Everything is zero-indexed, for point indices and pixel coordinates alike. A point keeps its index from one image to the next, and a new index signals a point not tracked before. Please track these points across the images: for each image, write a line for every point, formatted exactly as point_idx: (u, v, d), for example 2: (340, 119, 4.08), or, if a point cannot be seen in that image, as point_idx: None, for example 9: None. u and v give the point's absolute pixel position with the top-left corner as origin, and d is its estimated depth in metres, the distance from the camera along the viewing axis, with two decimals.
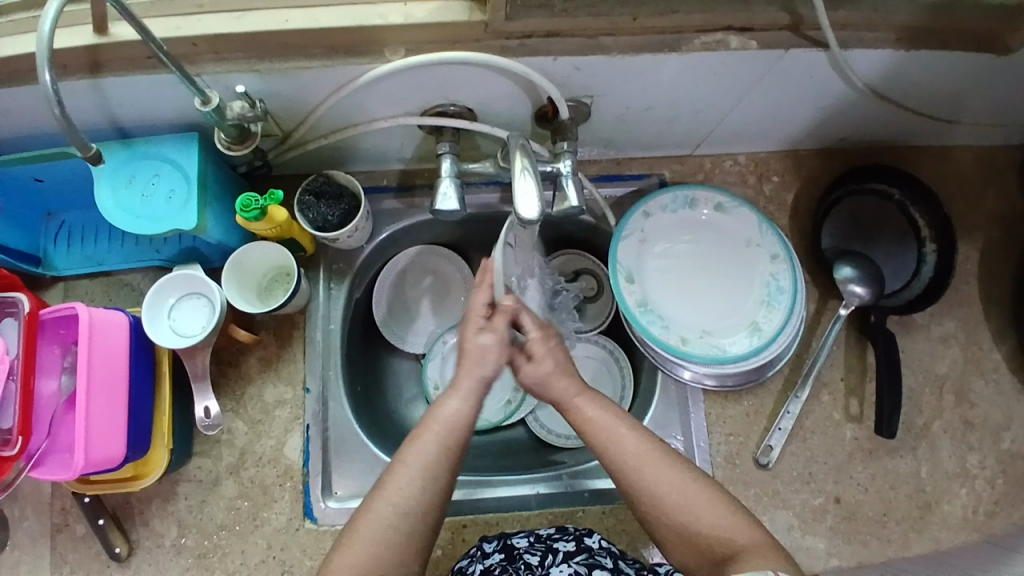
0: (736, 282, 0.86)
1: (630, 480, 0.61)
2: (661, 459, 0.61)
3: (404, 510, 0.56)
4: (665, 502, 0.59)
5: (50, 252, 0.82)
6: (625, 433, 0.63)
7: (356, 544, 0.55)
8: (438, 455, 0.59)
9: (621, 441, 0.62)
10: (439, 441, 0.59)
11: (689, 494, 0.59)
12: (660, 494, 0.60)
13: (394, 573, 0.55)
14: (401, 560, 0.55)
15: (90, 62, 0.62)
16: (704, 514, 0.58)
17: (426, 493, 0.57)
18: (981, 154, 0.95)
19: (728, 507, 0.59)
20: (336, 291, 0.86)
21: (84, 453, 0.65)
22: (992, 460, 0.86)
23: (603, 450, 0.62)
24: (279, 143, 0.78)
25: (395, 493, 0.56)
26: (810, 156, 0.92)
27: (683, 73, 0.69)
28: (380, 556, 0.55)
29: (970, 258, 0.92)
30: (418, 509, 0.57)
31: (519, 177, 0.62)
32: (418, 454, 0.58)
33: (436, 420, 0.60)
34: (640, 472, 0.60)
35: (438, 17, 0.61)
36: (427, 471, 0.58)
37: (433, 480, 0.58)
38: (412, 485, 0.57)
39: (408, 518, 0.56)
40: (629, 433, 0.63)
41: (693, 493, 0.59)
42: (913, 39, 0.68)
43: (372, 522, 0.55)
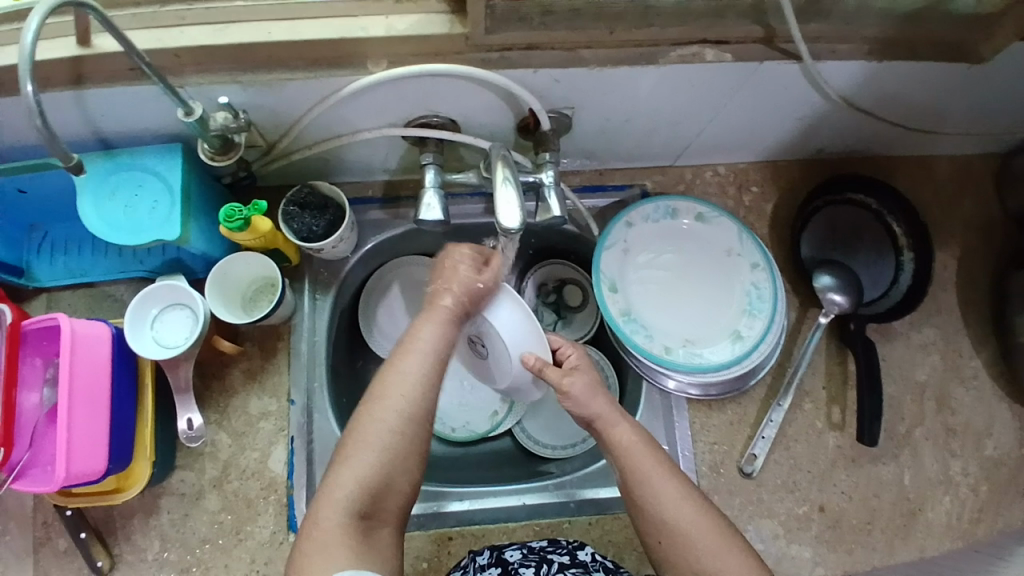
0: (718, 290, 0.87)
1: (658, 520, 0.63)
2: (693, 502, 0.63)
3: (404, 416, 0.61)
4: (693, 550, 0.61)
5: (33, 264, 0.82)
6: (664, 475, 0.64)
7: (360, 453, 0.60)
8: (431, 366, 0.64)
9: (662, 486, 0.64)
10: (431, 349, 0.65)
11: (717, 545, 0.61)
12: (688, 539, 0.62)
13: (399, 476, 0.61)
14: (402, 463, 0.61)
15: (74, 74, 0.63)
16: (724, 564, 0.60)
17: (423, 399, 0.63)
18: (957, 164, 0.97)
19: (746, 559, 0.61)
20: (322, 302, 0.87)
21: (66, 466, 0.64)
22: (973, 467, 0.87)
23: (637, 482, 0.64)
24: (264, 154, 0.78)
25: (396, 401, 0.62)
26: (790, 167, 0.94)
27: (661, 85, 0.70)
28: (379, 456, 0.60)
29: (947, 266, 0.94)
30: (418, 415, 0.62)
31: (499, 187, 0.63)
32: (401, 378, 0.63)
33: (416, 344, 0.65)
34: (672, 515, 0.62)
35: (419, 29, 0.62)
36: (424, 382, 0.63)
37: (428, 384, 0.63)
38: (407, 393, 0.62)
39: (409, 425, 0.61)
40: (666, 472, 0.65)
41: (721, 549, 0.61)
42: (885, 52, 0.69)
43: (374, 429, 0.61)
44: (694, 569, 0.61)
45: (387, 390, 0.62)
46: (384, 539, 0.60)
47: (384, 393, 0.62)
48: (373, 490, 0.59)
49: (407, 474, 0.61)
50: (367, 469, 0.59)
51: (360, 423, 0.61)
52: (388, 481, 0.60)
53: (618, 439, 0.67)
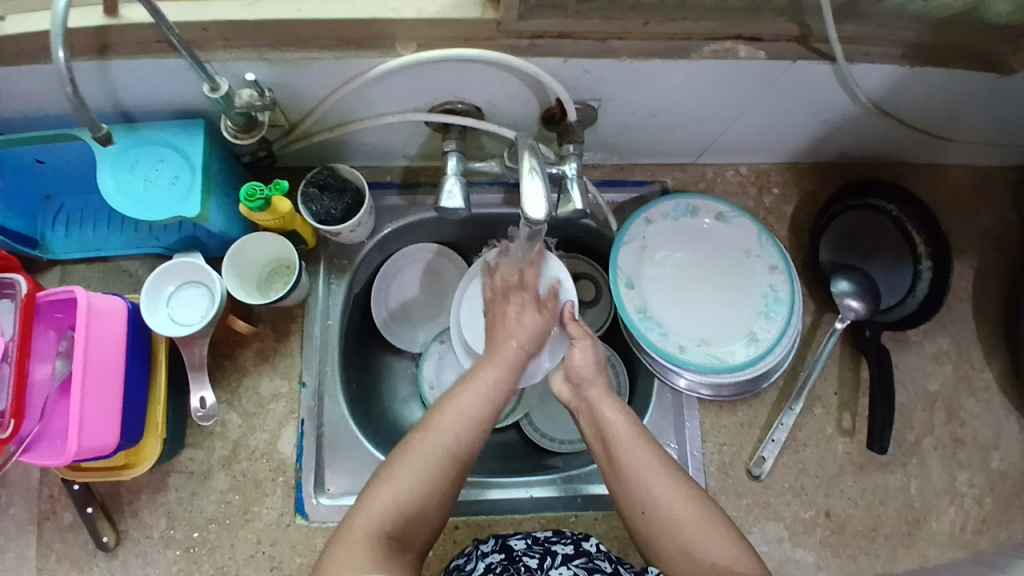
0: (735, 292, 0.87)
1: (641, 494, 0.65)
2: (674, 477, 0.65)
3: (451, 446, 0.65)
4: (674, 522, 0.63)
5: (47, 236, 0.81)
6: (648, 452, 0.67)
7: (407, 471, 0.62)
8: (483, 405, 0.69)
9: (644, 462, 0.66)
10: (489, 390, 0.70)
11: (697, 517, 0.63)
12: (670, 514, 0.63)
13: (432, 501, 0.62)
14: (441, 488, 0.63)
15: (101, 45, 0.62)
16: (703, 535, 0.62)
17: (472, 435, 0.66)
18: (977, 174, 0.96)
19: (727, 534, 0.62)
20: (336, 287, 0.86)
21: (77, 440, 0.64)
22: (981, 478, 0.86)
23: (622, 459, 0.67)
24: (284, 134, 0.78)
25: (449, 431, 0.66)
26: (811, 170, 0.93)
27: (691, 80, 0.69)
28: (425, 481, 0.62)
29: (964, 277, 0.93)
30: (466, 450, 0.65)
31: (526, 177, 0.62)
32: (455, 412, 0.67)
33: (475, 385, 0.70)
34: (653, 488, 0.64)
35: (451, 13, 0.61)
36: (477, 420, 0.68)
37: (478, 423, 0.68)
38: (459, 429, 0.66)
39: (456, 455, 0.65)
40: (648, 449, 0.67)
41: (699, 519, 0.63)
42: (917, 57, 0.69)
43: (422, 455, 0.63)
44: (676, 543, 0.62)
45: (443, 422, 0.66)
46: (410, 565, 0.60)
47: (437, 424, 0.66)
48: (408, 511, 0.61)
49: (438, 500, 0.63)
50: (407, 491, 0.61)
51: (411, 447, 0.64)
52: (422, 506, 0.62)
53: (608, 423, 0.70)
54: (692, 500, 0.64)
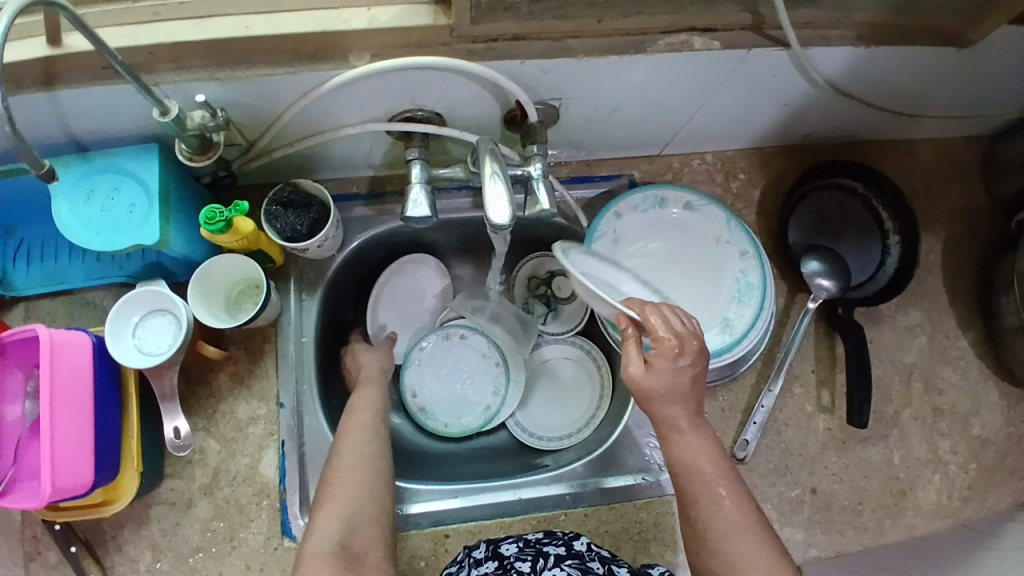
0: (708, 278, 0.87)
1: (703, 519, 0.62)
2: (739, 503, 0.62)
3: (362, 461, 0.69)
4: (723, 550, 0.61)
5: (8, 272, 0.79)
6: (719, 475, 0.63)
7: (344, 484, 0.66)
8: (374, 419, 0.75)
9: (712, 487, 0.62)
10: (374, 405, 0.77)
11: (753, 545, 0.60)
12: (724, 543, 0.61)
13: (372, 510, 0.65)
14: (375, 497, 0.66)
15: (44, 74, 0.60)
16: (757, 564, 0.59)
17: (376, 449, 0.71)
18: (941, 148, 0.98)
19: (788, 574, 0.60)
20: (308, 302, 0.85)
21: (51, 479, 0.62)
22: (962, 446, 0.88)
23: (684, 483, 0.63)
24: (243, 152, 0.76)
25: (359, 451, 0.70)
26: (776, 153, 0.94)
27: (652, 74, 0.69)
28: (357, 495, 0.66)
29: (933, 249, 0.95)
30: (371, 457, 0.70)
31: (488, 182, 0.62)
32: (358, 424, 0.74)
33: (362, 401, 0.77)
34: (714, 514, 0.61)
35: (403, 21, 0.61)
36: (374, 432, 0.73)
37: (377, 437, 0.73)
38: (368, 438, 0.72)
39: (373, 461, 0.70)
40: (722, 475, 0.63)
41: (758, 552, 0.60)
42: (873, 37, 0.69)
43: (345, 473, 0.68)
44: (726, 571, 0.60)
45: (350, 445, 0.71)
46: (375, 565, 0.61)
47: (342, 448, 0.70)
48: (348, 519, 0.63)
49: (378, 506, 0.66)
50: (343, 507, 0.64)
51: (331, 477, 0.67)
52: (362, 513, 0.64)
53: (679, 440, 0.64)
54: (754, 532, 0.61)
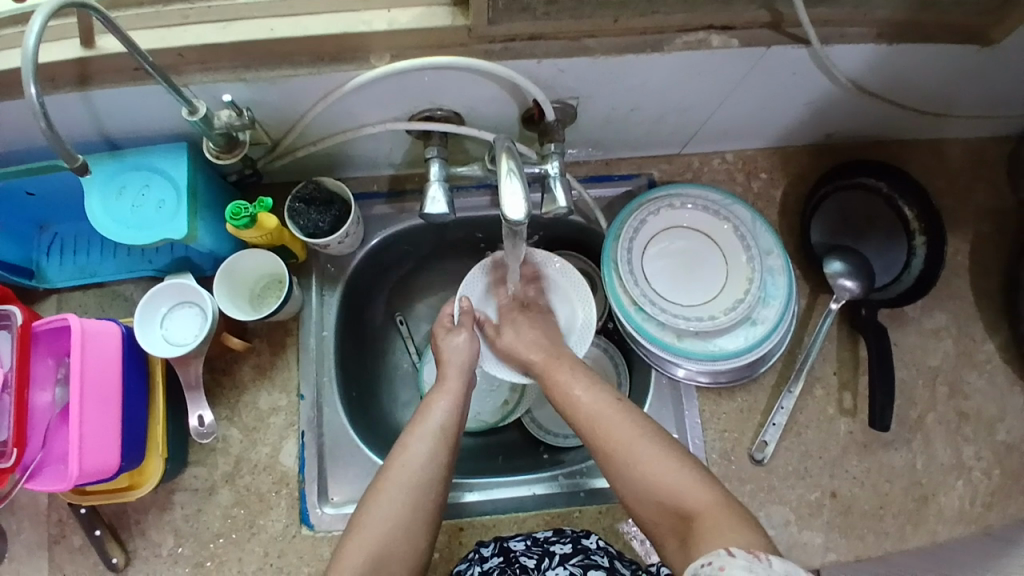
0: (735, 273, 0.85)
1: (608, 449, 0.68)
2: (635, 429, 0.68)
3: (411, 485, 0.68)
4: (634, 473, 0.65)
5: (43, 265, 0.82)
6: (611, 409, 0.70)
7: (377, 515, 0.67)
8: (434, 441, 0.72)
9: (610, 418, 0.69)
10: (436, 427, 0.73)
11: (662, 461, 0.65)
12: (629, 470, 0.65)
13: (403, 542, 0.66)
14: (411, 529, 0.67)
15: (78, 75, 0.62)
16: (674, 484, 0.62)
17: (432, 471, 0.70)
18: (968, 147, 0.96)
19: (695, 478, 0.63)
20: (329, 298, 0.86)
21: (79, 464, 0.65)
22: (987, 452, 0.86)
23: (589, 427, 0.70)
24: (269, 151, 0.78)
25: (405, 477, 0.69)
26: (798, 153, 0.93)
27: (668, 73, 0.69)
28: (394, 525, 0.66)
29: (960, 251, 0.92)
30: (423, 482, 0.69)
31: (504, 179, 0.62)
32: (413, 450, 0.71)
33: (425, 423, 0.73)
34: (601, 439, 0.68)
35: (422, 22, 0.62)
36: (428, 456, 0.71)
37: (435, 461, 0.70)
38: (417, 469, 0.69)
39: (418, 493, 0.68)
40: (614, 407, 0.70)
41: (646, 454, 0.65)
42: (894, 35, 0.68)
43: (387, 500, 0.67)
44: (642, 499, 0.64)
45: (399, 470, 0.69)
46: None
47: (395, 468, 0.70)
48: (379, 554, 0.65)
49: (415, 543, 0.67)
50: (377, 536, 0.65)
51: (375, 496, 0.68)
52: (393, 547, 0.65)
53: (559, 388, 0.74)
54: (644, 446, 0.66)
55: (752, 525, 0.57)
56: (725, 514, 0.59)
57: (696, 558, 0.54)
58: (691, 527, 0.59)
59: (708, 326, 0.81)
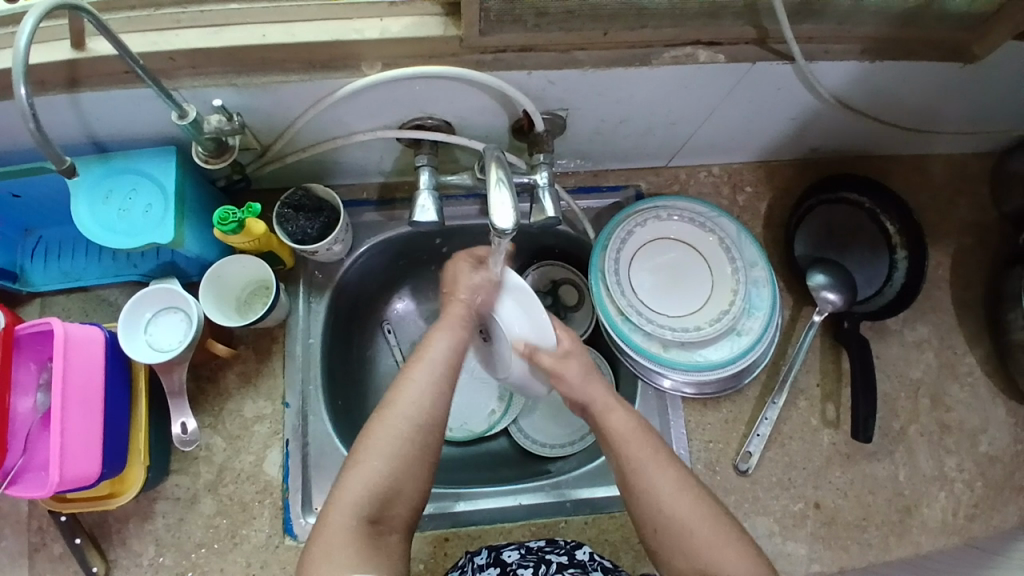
0: (721, 285, 0.86)
1: (659, 506, 0.64)
2: (688, 492, 0.64)
3: (413, 419, 0.64)
4: (687, 539, 0.62)
5: (27, 268, 0.81)
6: (661, 458, 0.66)
7: (369, 459, 0.62)
8: (440, 372, 0.67)
9: (657, 472, 0.65)
10: (443, 359, 0.68)
11: (707, 526, 0.63)
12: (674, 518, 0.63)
13: (409, 481, 0.62)
14: (411, 468, 0.63)
15: (68, 77, 0.62)
16: (718, 549, 0.61)
17: (433, 409, 0.65)
18: (949, 164, 0.98)
19: (742, 549, 0.62)
20: (316, 307, 0.86)
21: (60, 470, 0.64)
22: (968, 463, 0.87)
23: (633, 472, 0.65)
24: (258, 157, 0.78)
25: (406, 411, 0.64)
26: (783, 166, 0.94)
27: (657, 87, 0.71)
28: (394, 462, 0.62)
29: (941, 265, 0.94)
30: (426, 418, 0.65)
31: (493, 189, 0.63)
32: (413, 384, 0.66)
33: (428, 354, 0.68)
34: (655, 485, 0.64)
35: (414, 32, 0.62)
36: (431, 387, 0.66)
37: (436, 397, 0.66)
38: (419, 400, 0.65)
39: (418, 428, 0.64)
40: (662, 459, 0.66)
41: (691, 508, 0.63)
42: (877, 52, 0.70)
43: (387, 433, 0.63)
44: (687, 559, 0.62)
45: (398, 403, 0.65)
46: (394, 546, 0.61)
47: (398, 400, 0.65)
48: (382, 496, 0.61)
49: (416, 477, 0.63)
50: (377, 476, 0.61)
51: (376, 431, 0.64)
52: (398, 488, 0.62)
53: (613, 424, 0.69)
54: (699, 508, 0.64)
55: None
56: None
57: None
58: None
59: (694, 337, 0.82)
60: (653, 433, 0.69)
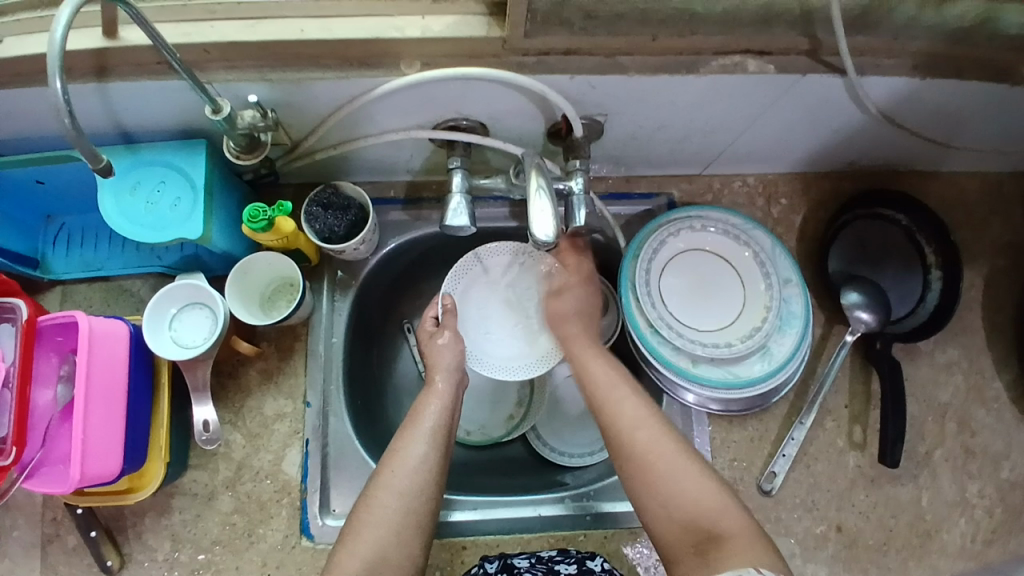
0: (753, 301, 0.84)
1: (625, 434, 0.66)
2: (651, 421, 0.66)
3: (403, 492, 0.65)
4: (649, 466, 0.63)
5: (48, 256, 0.80)
6: (631, 399, 0.68)
7: (366, 529, 0.63)
8: (429, 443, 0.70)
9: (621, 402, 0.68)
10: (430, 428, 0.71)
11: (681, 466, 0.62)
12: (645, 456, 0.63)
13: (396, 550, 0.63)
14: (403, 541, 0.63)
15: (99, 66, 0.61)
16: (695, 491, 0.61)
17: (423, 478, 0.67)
18: (986, 182, 0.95)
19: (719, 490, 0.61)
20: (340, 304, 0.85)
21: (81, 467, 0.63)
22: (992, 489, 0.85)
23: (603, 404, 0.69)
24: (287, 152, 0.77)
25: (399, 483, 0.66)
26: (819, 179, 0.92)
27: (700, 95, 0.69)
28: (388, 533, 0.63)
29: (975, 286, 0.92)
30: (421, 486, 0.66)
31: (533, 197, 0.62)
32: (405, 458, 0.68)
33: (418, 426, 0.71)
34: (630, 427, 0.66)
35: (456, 31, 0.61)
36: (421, 462, 0.68)
37: (426, 465, 0.68)
38: (415, 477, 0.67)
39: (411, 502, 0.65)
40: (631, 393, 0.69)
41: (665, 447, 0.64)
42: (928, 68, 0.67)
43: (381, 504, 0.64)
44: (653, 487, 0.62)
45: (392, 475, 0.66)
46: None
47: (388, 469, 0.67)
48: (373, 564, 0.61)
49: (408, 552, 0.63)
50: (369, 545, 0.62)
51: (370, 503, 0.65)
52: (385, 556, 0.62)
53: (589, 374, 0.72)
54: (671, 446, 0.64)
55: (770, 548, 0.56)
56: (755, 538, 0.57)
57: (719, 574, 0.54)
58: (720, 546, 0.57)
59: (724, 354, 0.80)
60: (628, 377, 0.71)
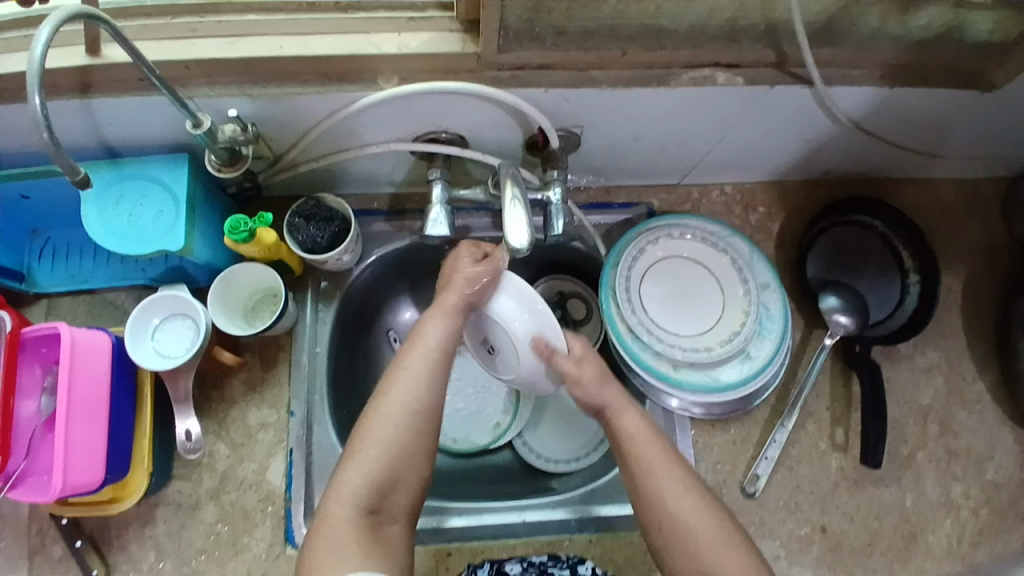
0: (731, 306, 0.85)
1: (661, 497, 0.64)
2: (694, 494, 0.65)
3: (408, 411, 0.65)
4: (686, 536, 0.63)
5: (34, 269, 0.81)
6: (665, 456, 0.67)
7: (368, 451, 0.63)
8: (433, 360, 0.69)
9: (658, 464, 0.66)
10: (436, 345, 0.69)
11: (715, 536, 0.62)
12: (681, 522, 0.63)
13: (405, 472, 0.64)
14: (411, 460, 0.65)
15: (82, 83, 0.62)
16: (722, 557, 0.61)
17: (423, 398, 0.66)
18: (962, 187, 0.97)
19: (744, 551, 0.63)
20: (324, 315, 0.86)
21: (63, 477, 0.64)
22: (976, 491, 0.86)
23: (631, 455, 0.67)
24: (270, 165, 0.78)
25: (404, 400, 0.66)
26: (796, 187, 0.94)
27: (672, 108, 0.70)
28: (390, 452, 0.64)
29: (953, 289, 0.94)
30: (423, 411, 0.66)
31: (508, 206, 0.63)
32: (406, 376, 0.67)
33: (423, 343, 0.69)
34: (671, 492, 0.65)
35: (431, 47, 0.62)
36: (427, 377, 0.68)
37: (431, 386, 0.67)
38: (412, 396, 0.66)
39: (416, 420, 0.66)
40: (662, 451, 0.67)
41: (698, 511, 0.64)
42: (895, 78, 0.69)
43: (387, 424, 0.65)
44: (690, 557, 0.62)
45: (397, 389, 0.66)
46: (395, 535, 0.63)
47: (393, 388, 0.67)
48: (379, 486, 0.62)
49: (416, 472, 0.65)
50: (376, 465, 0.63)
51: (370, 419, 0.65)
52: (395, 478, 0.64)
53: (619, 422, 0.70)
54: (706, 513, 0.64)
55: None
56: None
57: None
58: None
59: (704, 358, 0.81)
60: (658, 430, 0.70)
